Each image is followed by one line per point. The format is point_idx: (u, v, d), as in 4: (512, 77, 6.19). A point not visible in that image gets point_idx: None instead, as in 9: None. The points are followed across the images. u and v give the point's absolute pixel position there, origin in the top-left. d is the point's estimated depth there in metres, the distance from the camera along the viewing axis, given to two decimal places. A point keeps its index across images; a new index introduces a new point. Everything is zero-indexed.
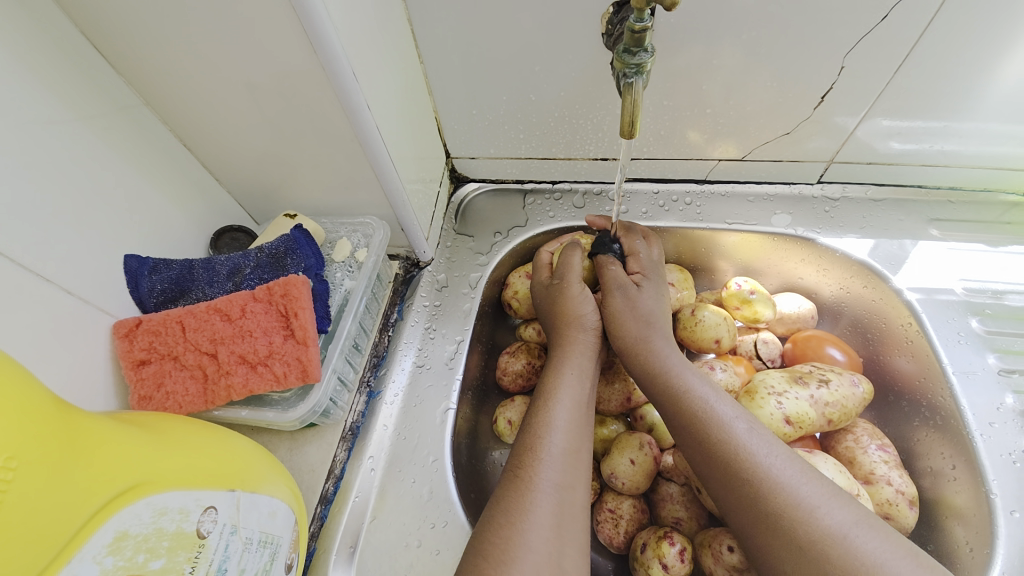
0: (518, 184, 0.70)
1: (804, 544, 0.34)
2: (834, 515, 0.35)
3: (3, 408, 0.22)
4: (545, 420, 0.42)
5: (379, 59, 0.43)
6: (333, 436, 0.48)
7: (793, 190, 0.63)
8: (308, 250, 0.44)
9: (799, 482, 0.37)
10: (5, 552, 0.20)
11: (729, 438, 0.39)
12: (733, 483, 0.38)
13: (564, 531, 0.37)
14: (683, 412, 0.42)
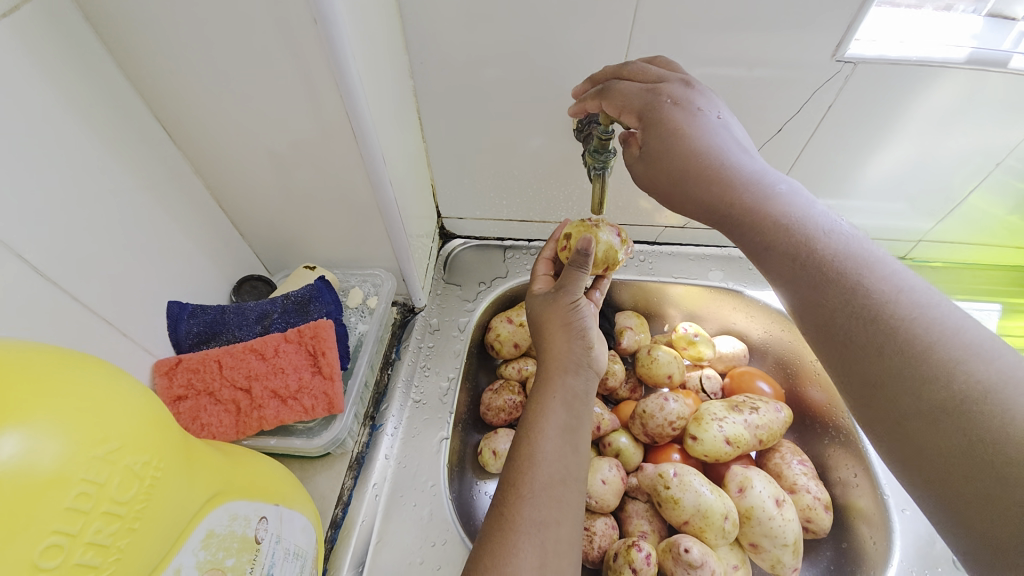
0: (498, 241, 0.80)
1: (960, 401, 0.28)
2: (997, 363, 0.28)
3: (159, 419, 0.27)
4: (529, 456, 0.45)
5: (398, 144, 0.53)
6: (341, 466, 0.53)
7: (724, 252, 0.77)
8: (329, 298, 0.52)
9: (946, 337, 0.30)
10: (153, 535, 0.25)
11: (852, 273, 0.34)
12: (841, 321, 0.33)
13: (550, 565, 0.40)
14: (796, 263, 0.36)
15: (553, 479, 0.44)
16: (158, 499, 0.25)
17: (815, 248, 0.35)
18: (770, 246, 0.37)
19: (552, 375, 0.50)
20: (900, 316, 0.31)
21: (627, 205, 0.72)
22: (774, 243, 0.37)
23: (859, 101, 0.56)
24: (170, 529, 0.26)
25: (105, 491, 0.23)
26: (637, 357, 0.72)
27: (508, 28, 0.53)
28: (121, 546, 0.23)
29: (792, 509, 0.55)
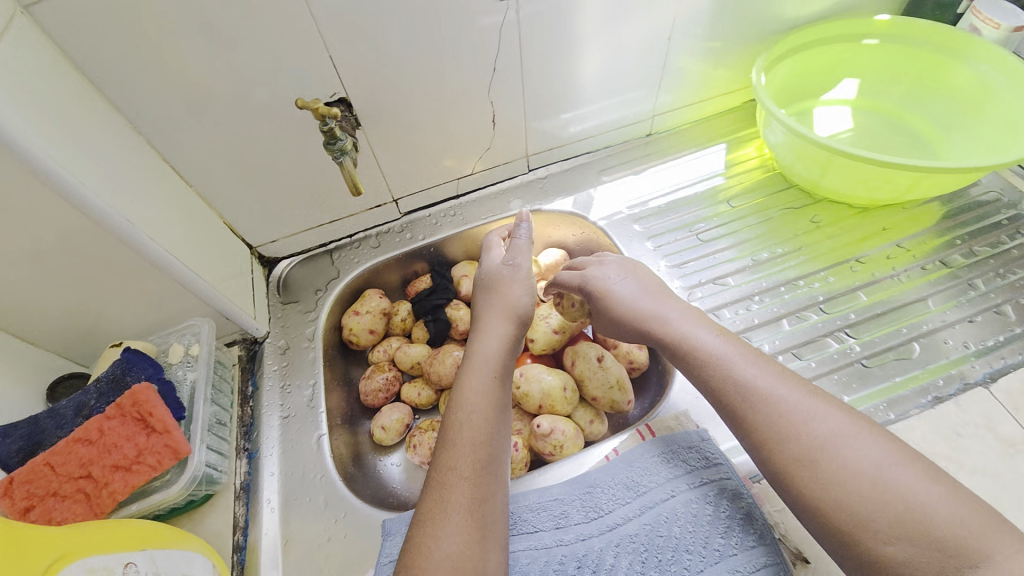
0: (322, 248, 0.84)
1: (864, 500, 0.41)
2: (874, 468, 0.42)
3: None
4: (459, 428, 0.52)
5: (148, 201, 0.55)
6: (228, 499, 0.57)
7: (516, 181, 0.88)
8: (144, 363, 0.54)
9: (891, 467, 0.42)
10: None
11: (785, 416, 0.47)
12: (778, 458, 0.45)
13: (479, 515, 0.47)
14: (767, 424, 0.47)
15: (489, 440, 0.51)
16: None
17: (780, 415, 0.47)
18: (729, 399, 0.50)
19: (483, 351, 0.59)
20: (853, 460, 0.43)
21: (414, 173, 0.79)
22: (735, 399, 0.49)
23: (536, 27, 0.66)
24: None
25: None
26: None
27: (208, 60, 0.55)
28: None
29: (612, 358, 0.69)
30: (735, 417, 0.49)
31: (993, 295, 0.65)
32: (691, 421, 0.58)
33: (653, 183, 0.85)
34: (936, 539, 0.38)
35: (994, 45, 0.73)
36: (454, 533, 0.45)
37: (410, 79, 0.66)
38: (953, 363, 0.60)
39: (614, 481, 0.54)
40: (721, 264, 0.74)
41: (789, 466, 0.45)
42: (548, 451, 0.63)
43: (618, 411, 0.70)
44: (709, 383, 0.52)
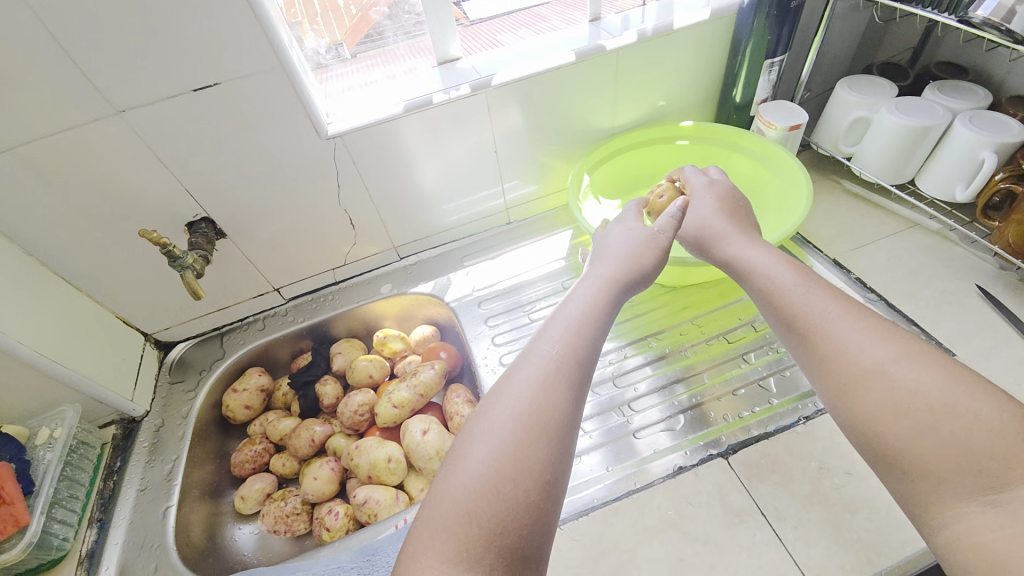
0: (215, 331, 0.96)
1: (859, 382, 0.45)
2: (885, 374, 0.44)
3: None
4: (509, 384, 0.47)
5: (28, 310, 0.68)
6: (70, 566, 0.65)
7: (389, 268, 1.00)
8: (9, 444, 0.65)
9: (935, 385, 0.42)
10: None
11: (812, 314, 0.51)
12: (811, 353, 0.50)
13: (495, 490, 0.40)
14: (819, 338, 0.49)
15: (549, 404, 0.45)
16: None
17: (843, 323, 0.49)
18: (792, 314, 0.53)
19: (607, 275, 0.59)
20: (911, 374, 0.43)
21: (290, 267, 0.92)
22: (800, 314, 0.52)
23: (368, 154, 0.80)
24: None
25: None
26: (349, 372, 0.93)
27: (84, 198, 0.70)
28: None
29: (439, 430, 0.77)
30: (798, 327, 0.52)
31: (759, 368, 0.72)
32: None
33: (504, 268, 0.97)
34: (972, 452, 0.40)
35: (758, 137, 0.88)
36: (476, 473, 0.41)
37: (266, 198, 0.80)
38: (697, 438, 0.66)
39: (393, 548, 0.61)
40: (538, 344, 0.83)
41: (844, 371, 0.46)
42: (363, 520, 0.71)
43: None
44: (772, 302, 0.55)
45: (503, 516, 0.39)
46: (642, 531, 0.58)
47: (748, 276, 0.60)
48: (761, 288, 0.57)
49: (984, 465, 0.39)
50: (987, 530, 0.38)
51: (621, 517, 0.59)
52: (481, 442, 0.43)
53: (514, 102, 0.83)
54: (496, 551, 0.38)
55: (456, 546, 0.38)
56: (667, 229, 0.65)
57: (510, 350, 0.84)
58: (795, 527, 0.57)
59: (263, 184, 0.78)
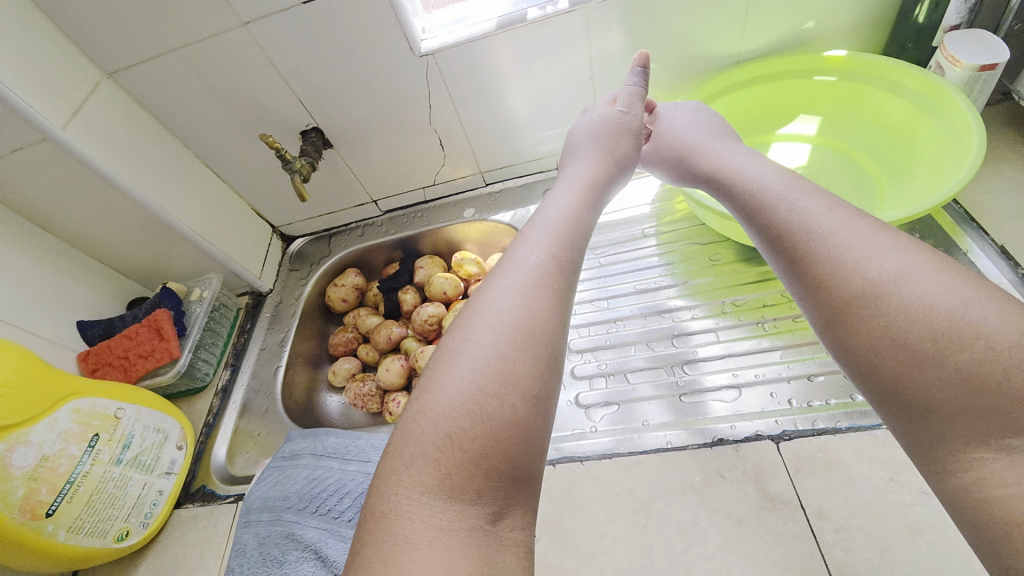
0: (325, 232, 1.10)
1: (862, 313, 0.39)
2: (899, 293, 0.38)
3: (31, 363, 0.60)
4: (482, 308, 0.43)
5: (187, 195, 0.85)
6: (211, 393, 0.87)
7: (476, 193, 1.03)
8: (170, 296, 0.84)
9: (933, 298, 0.36)
10: (29, 403, 0.58)
11: (816, 233, 0.44)
12: (823, 286, 0.42)
13: (467, 429, 0.36)
14: (811, 266, 0.43)
15: (536, 318, 0.42)
16: (35, 391, 0.59)
17: (842, 237, 0.42)
18: (784, 236, 0.47)
19: (585, 177, 0.61)
20: (914, 289, 0.37)
21: (385, 181, 1.00)
22: (795, 233, 0.46)
23: (457, 75, 0.80)
24: (47, 408, 0.60)
25: (8, 382, 0.57)
26: (428, 286, 1.02)
27: (226, 104, 0.82)
28: (16, 412, 0.57)
29: None
30: (787, 250, 0.46)
31: None
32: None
33: None
34: (991, 388, 0.33)
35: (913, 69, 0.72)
36: (462, 391, 0.37)
37: (367, 114, 0.86)
38: (748, 415, 0.61)
39: None
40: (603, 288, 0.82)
41: (842, 295, 0.40)
42: None
43: None
44: (762, 229, 0.50)
45: (485, 431, 0.36)
46: (661, 489, 0.58)
47: (737, 204, 0.55)
48: (753, 207, 0.52)
49: (992, 395, 0.32)
50: (1011, 481, 0.31)
51: (643, 470, 0.60)
52: (477, 342, 0.40)
53: (616, 20, 0.75)
54: (484, 468, 0.35)
55: (451, 458, 0.35)
56: (631, 106, 0.68)
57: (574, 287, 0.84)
58: (838, 530, 0.52)
59: (364, 101, 0.84)
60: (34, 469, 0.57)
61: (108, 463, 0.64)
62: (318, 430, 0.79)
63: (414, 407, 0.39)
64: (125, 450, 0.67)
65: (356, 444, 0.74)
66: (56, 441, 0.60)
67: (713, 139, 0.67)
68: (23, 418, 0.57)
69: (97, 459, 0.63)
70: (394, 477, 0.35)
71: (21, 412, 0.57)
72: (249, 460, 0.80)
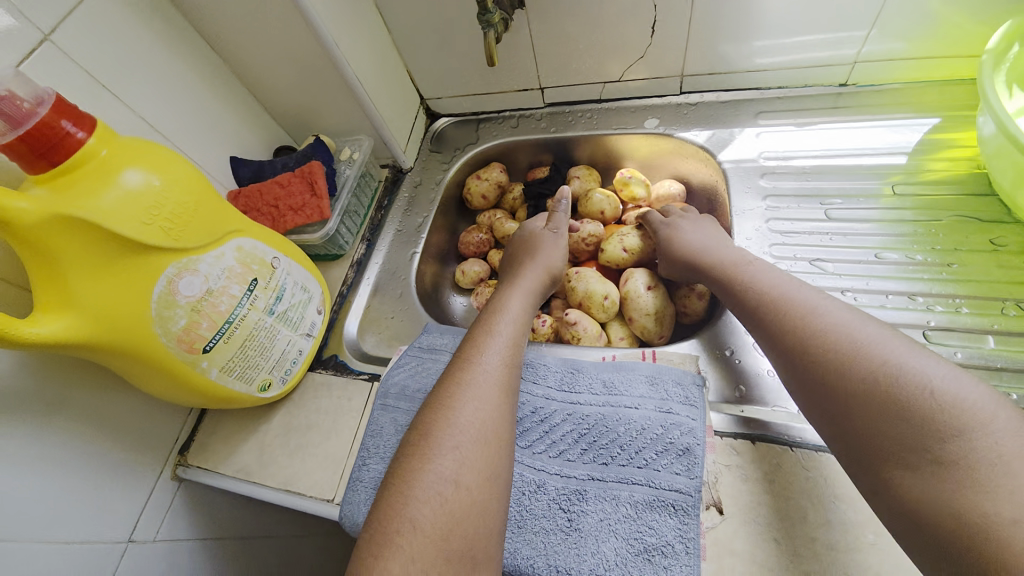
0: (474, 115, 0.98)
1: (831, 372, 0.44)
2: (859, 353, 0.44)
3: (206, 187, 0.54)
4: (452, 411, 0.49)
5: (356, 34, 0.74)
6: (347, 264, 0.82)
7: (664, 101, 0.86)
8: (323, 151, 0.76)
9: (857, 343, 0.45)
10: (207, 230, 0.53)
11: (790, 297, 0.53)
12: (783, 336, 0.50)
13: (452, 520, 0.43)
14: (772, 316, 0.53)
15: (498, 429, 0.49)
16: (201, 217, 0.52)
17: (790, 300, 0.53)
18: (762, 304, 0.55)
19: (532, 287, 0.69)
20: (842, 329, 0.47)
21: (564, 66, 0.85)
22: (765, 300, 0.55)
23: None
24: (211, 238, 0.53)
25: (175, 200, 0.49)
26: (582, 201, 0.89)
27: None
28: (185, 236, 0.50)
29: (662, 293, 0.71)
30: (768, 310, 0.54)
31: None
32: (692, 365, 0.61)
33: (813, 141, 0.74)
34: (915, 441, 0.38)
35: None
36: (438, 492, 0.44)
37: None
38: None
39: (598, 372, 0.61)
40: (831, 246, 0.65)
41: (791, 340, 0.49)
42: (566, 338, 0.72)
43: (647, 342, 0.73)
44: (735, 295, 0.59)
45: (451, 521, 0.42)
46: None
47: (736, 267, 0.61)
48: (732, 289, 0.59)
49: (922, 440, 0.37)
50: (923, 498, 0.36)
51: None
52: (461, 433, 0.47)
53: None
54: (458, 562, 0.41)
55: (434, 549, 0.41)
56: (561, 228, 0.75)
57: (791, 236, 0.67)
58: None
59: None
60: (199, 302, 0.52)
61: (263, 312, 0.60)
62: (458, 330, 0.72)
63: (391, 488, 0.45)
64: (277, 301, 0.63)
65: None
66: (217, 276, 0.54)
67: (721, 245, 0.65)
68: (190, 243, 0.51)
69: (254, 305, 0.59)
70: (368, 562, 0.40)
71: (188, 237, 0.51)
72: (380, 341, 0.75)
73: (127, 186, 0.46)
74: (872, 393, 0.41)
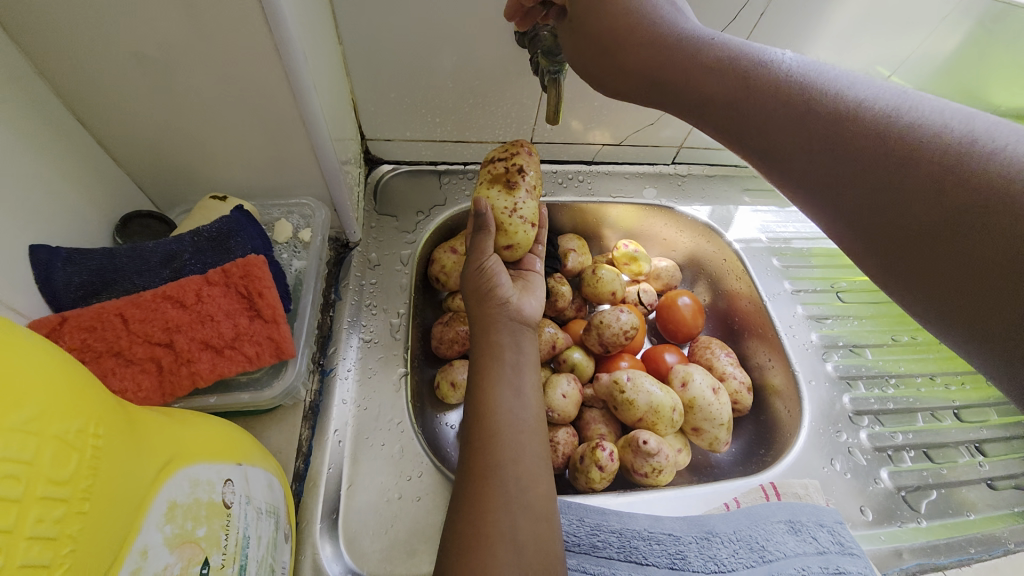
0: (431, 166, 0.73)
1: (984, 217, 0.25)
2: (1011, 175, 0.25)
3: (89, 392, 0.20)
4: None
5: (316, 39, 0.44)
6: (295, 416, 0.48)
7: (655, 170, 0.80)
8: (252, 231, 0.43)
9: (939, 139, 0.27)
10: (111, 520, 0.19)
11: (834, 103, 0.31)
12: (863, 183, 0.29)
13: None
14: (779, 122, 0.33)
15: None
16: (99, 490, 0.19)
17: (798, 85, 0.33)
18: (749, 107, 0.34)
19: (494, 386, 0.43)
20: (916, 132, 0.28)
21: (565, 121, 0.70)
22: (754, 100, 0.34)
23: (784, 15, 0.57)
24: (126, 512, 0.20)
25: (49, 435, 0.17)
26: (583, 277, 0.74)
27: None
28: (74, 534, 0.17)
29: (725, 394, 0.62)
30: (804, 142, 0.32)
31: None
32: (817, 495, 0.52)
33: (797, 221, 0.79)
34: None
35: None
36: None
37: None
38: None
39: (739, 534, 0.47)
40: (862, 333, 0.68)
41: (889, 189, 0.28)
42: (643, 472, 0.55)
43: (708, 450, 0.63)
44: (687, 51, 0.37)
45: None
46: None
47: (678, 26, 0.38)
48: (735, 108, 0.35)
49: None
50: None
51: None
52: None
53: (968, 20, 0.61)
54: None
55: None
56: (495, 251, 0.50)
57: (826, 321, 0.68)
58: None
59: None
60: None
61: None
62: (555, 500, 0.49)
63: None
64: None
65: (610, 530, 0.47)
66: None
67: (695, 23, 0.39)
68: (88, 554, 0.18)
69: None
70: None
71: (85, 537, 0.18)
72: (393, 550, 0.44)
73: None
74: (997, 203, 0.25)
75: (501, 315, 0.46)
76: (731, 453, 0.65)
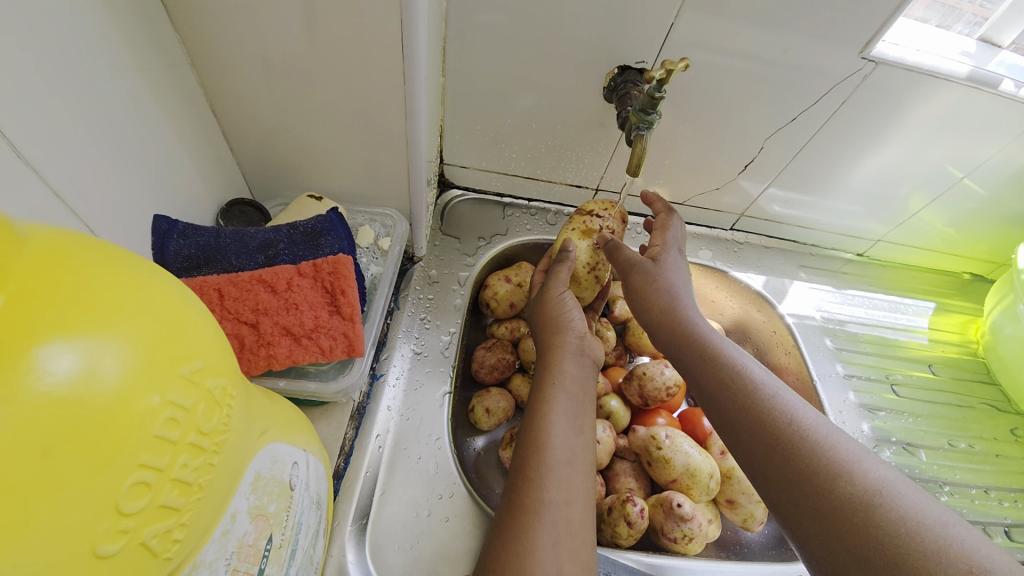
0: (498, 197, 0.77)
1: (793, 450, 0.36)
2: (819, 444, 0.35)
3: (223, 355, 0.22)
4: None
5: (433, 70, 0.48)
6: (342, 415, 0.49)
7: (713, 233, 0.81)
8: (342, 232, 0.46)
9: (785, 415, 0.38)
10: (221, 479, 0.21)
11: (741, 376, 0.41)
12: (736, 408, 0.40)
13: None
14: (677, 340, 0.45)
15: None
16: (222, 448, 0.21)
17: (711, 339, 0.44)
18: (684, 337, 0.45)
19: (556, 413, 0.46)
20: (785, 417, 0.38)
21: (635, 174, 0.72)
22: (689, 332, 0.45)
23: (865, 105, 0.59)
24: (227, 494, 0.22)
25: (190, 418, 0.19)
26: (628, 326, 0.74)
27: None
28: (201, 485, 0.19)
29: None
30: (710, 371, 0.42)
31: None
32: None
33: (851, 306, 0.78)
34: (886, 559, 0.29)
35: None
36: None
37: (716, 89, 0.59)
38: None
39: None
40: (917, 433, 0.66)
41: (747, 410, 0.39)
42: (673, 536, 0.53)
43: (739, 526, 0.60)
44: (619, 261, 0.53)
45: None
46: None
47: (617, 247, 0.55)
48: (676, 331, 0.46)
49: (890, 564, 0.29)
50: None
51: None
52: None
53: None
54: None
55: None
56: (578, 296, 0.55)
57: (879, 413, 0.67)
58: None
59: (734, 71, 0.57)
60: None
61: None
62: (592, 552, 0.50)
63: None
64: (291, 564, 0.30)
65: None
66: None
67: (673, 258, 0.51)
68: (188, 537, 0.19)
69: None
70: None
71: (192, 519, 0.19)
72: (415, 568, 0.44)
73: (46, 408, 0.14)
74: (772, 430, 0.37)
75: (574, 352, 0.50)
76: (763, 535, 0.62)
